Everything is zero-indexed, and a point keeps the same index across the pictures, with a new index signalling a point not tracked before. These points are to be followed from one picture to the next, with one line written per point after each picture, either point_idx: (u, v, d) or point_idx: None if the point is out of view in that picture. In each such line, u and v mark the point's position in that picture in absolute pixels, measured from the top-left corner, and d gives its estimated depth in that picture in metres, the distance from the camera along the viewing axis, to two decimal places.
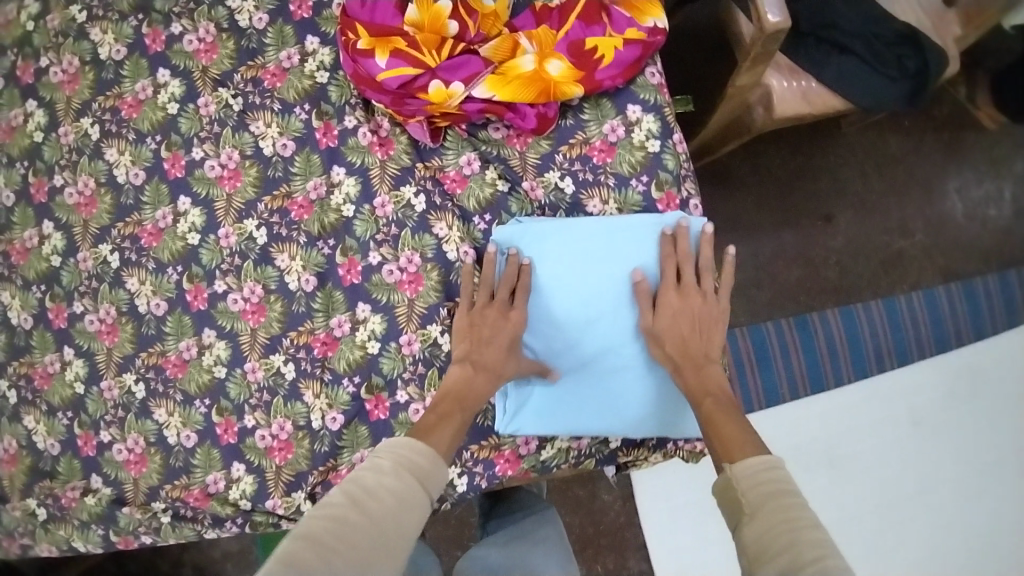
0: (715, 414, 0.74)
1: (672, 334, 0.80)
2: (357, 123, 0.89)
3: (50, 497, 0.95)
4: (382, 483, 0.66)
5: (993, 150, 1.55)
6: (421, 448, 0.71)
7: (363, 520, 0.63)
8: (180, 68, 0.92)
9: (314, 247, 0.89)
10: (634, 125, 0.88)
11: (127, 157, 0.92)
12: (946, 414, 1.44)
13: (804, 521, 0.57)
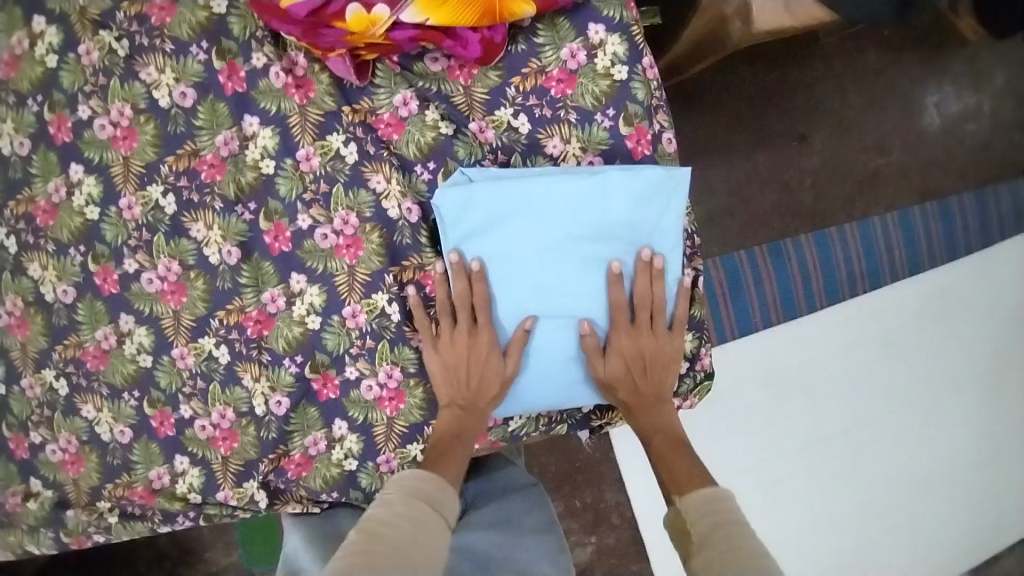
0: (663, 448, 0.76)
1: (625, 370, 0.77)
2: (265, 61, 0.76)
3: None
4: (398, 514, 0.65)
5: (975, 61, 1.45)
6: (433, 481, 0.70)
7: (398, 551, 0.60)
8: (55, 12, 0.79)
9: (233, 214, 0.77)
10: (597, 49, 0.78)
11: (9, 124, 0.80)
12: (941, 332, 1.32)
13: (750, 548, 0.58)
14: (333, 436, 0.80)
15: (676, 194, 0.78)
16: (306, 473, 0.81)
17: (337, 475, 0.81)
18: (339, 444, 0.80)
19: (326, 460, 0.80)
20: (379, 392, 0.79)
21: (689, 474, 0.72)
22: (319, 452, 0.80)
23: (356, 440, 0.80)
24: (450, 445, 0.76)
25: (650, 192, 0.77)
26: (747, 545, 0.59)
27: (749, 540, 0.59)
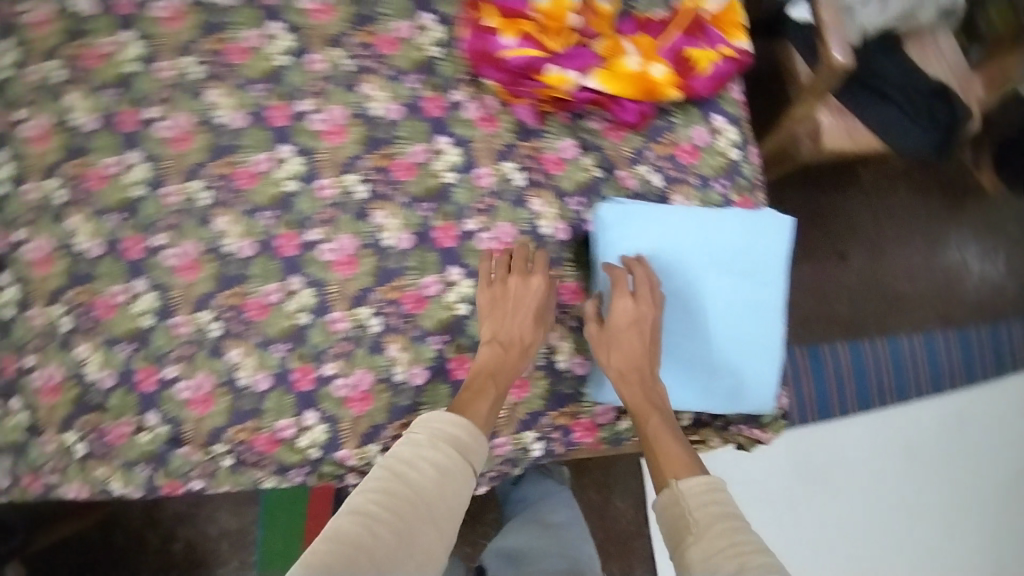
0: (654, 431, 0.78)
1: (622, 347, 0.81)
2: (465, 98, 0.93)
3: (94, 431, 0.94)
4: (417, 461, 0.75)
5: (993, 214, 1.68)
6: (451, 420, 0.78)
7: (412, 494, 0.72)
8: (294, 24, 0.95)
9: (413, 209, 0.92)
10: (717, 133, 0.95)
11: (231, 101, 0.94)
12: (955, 450, 1.48)
13: (749, 546, 0.63)
14: None
15: (782, 234, 0.85)
16: None
17: None
18: None
19: None
20: None
21: (676, 458, 0.74)
22: None
23: None
24: (483, 381, 0.84)
25: (763, 233, 0.85)
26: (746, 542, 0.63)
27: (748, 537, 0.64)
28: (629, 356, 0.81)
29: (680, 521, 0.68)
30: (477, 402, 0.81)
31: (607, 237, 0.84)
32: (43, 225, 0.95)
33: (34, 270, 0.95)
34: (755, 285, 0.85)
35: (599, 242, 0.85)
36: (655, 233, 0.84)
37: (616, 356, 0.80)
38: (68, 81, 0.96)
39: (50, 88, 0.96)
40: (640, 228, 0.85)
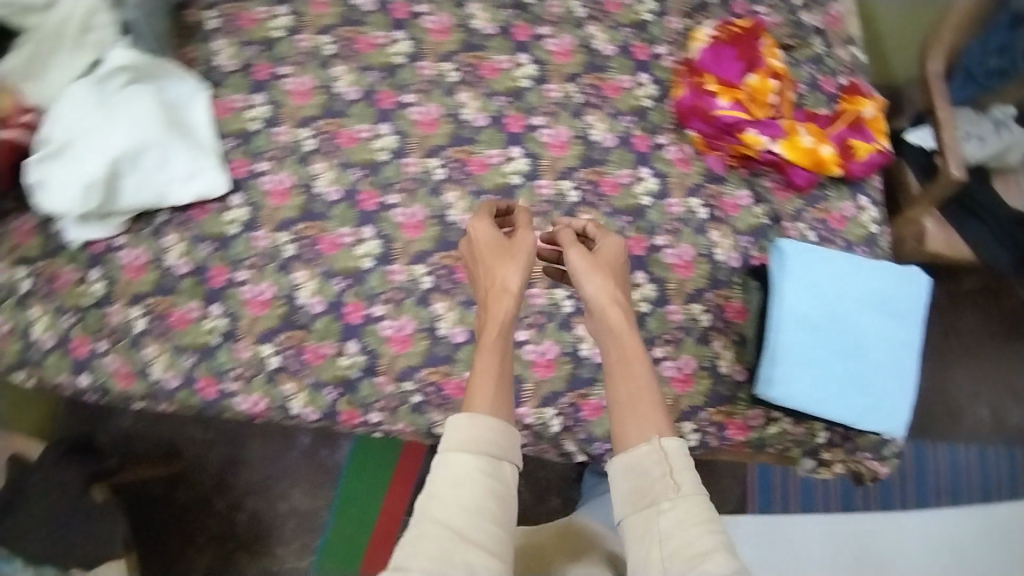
0: (633, 365, 0.79)
1: (594, 278, 0.84)
2: (668, 142, 1.13)
3: (293, 349, 1.02)
4: (445, 490, 0.67)
5: None
6: (473, 415, 0.71)
7: (447, 525, 0.65)
8: (539, 58, 1.16)
9: (614, 219, 1.09)
10: (862, 210, 1.15)
11: (477, 104, 1.13)
12: None
13: (714, 530, 0.67)
14: None
15: (922, 288, 1.05)
16: (595, 418, 1.02)
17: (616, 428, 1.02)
18: None
19: None
20: (674, 371, 1.04)
21: (648, 397, 0.77)
22: None
23: None
24: (488, 352, 0.77)
25: (910, 284, 1.04)
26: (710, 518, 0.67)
27: (706, 510, 0.68)
28: (605, 292, 0.84)
29: (650, 486, 0.70)
30: (481, 396, 0.73)
31: (791, 262, 1.02)
32: (289, 165, 1.08)
33: (271, 201, 1.07)
34: (899, 325, 1.04)
35: (784, 264, 1.02)
36: (830, 271, 1.03)
37: (599, 293, 0.84)
38: (339, 59, 1.13)
39: (323, 61, 1.13)
40: (818, 264, 1.03)
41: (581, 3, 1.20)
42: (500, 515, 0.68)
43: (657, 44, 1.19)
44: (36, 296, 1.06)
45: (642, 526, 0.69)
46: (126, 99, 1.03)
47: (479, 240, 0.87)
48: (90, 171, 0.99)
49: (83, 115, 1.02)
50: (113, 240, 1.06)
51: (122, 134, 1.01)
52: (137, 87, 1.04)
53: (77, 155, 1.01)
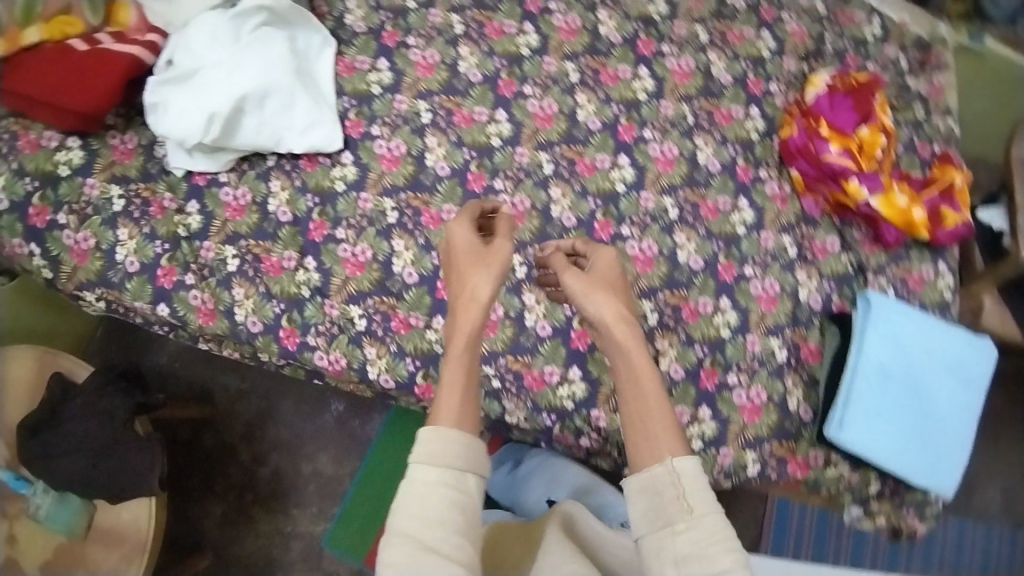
0: (644, 388, 0.78)
1: (594, 300, 0.83)
2: (769, 177, 1.17)
3: (382, 314, 1.02)
4: (409, 504, 0.70)
5: None
6: (437, 430, 0.72)
7: (409, 535, 0.68)
8: (658, 74, 1.18)
9: (709, 242, 1.11)
10: (938, 275, 1.18)
11: (593, 108, 1.14)
12: None
13: (731, 549, 0.68)
14: (696, 415, 1.04)
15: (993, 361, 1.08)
16: None
17: None
18: (697, 423, 1.04)
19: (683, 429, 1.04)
20: (744, 400, 1.06)
21: (665, 422, 0.76)
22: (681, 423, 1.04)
23: (711, 426, 1.04)
24: (453, 369, 0.77)
25: (984, 355, 1.07)
26: (725, 536, 0.68)
27: (723, 530, 0.69)
28: (606, 308, 0.82)
29: (664, 507, 0.71)
30: (442, 409, 0.75)
31: (878, 316, 1.05)
32: (403, 133, 1.09)
33: (381, 166, 1.07)
34: (966, 392, 1.07)
35: (870, 317, 1.05)
36: (911, 329, 1.06)
37: (604, 311, 0.82)
38: (466, 39, 1.15)
39: (450, 38, 1.14)
40: (901, 320, 1.06)
41: (705, 29, 1.23)
42: (461, 522, 0.70)
43: (771, 81, 1.22)
44: (128, 218, 1.04)
45: (658, 547, 0.70)
46: (260, 40, 1.04)
47: (457, 245, 0.87)
48: (214, 103, 0.99)
49: (216, 48, 1.03)
50: (217, 176, 1.06)
51: (252, 72, 1.02)
52: (273, 31, 1.05)
53: (203, 84, 1.01)
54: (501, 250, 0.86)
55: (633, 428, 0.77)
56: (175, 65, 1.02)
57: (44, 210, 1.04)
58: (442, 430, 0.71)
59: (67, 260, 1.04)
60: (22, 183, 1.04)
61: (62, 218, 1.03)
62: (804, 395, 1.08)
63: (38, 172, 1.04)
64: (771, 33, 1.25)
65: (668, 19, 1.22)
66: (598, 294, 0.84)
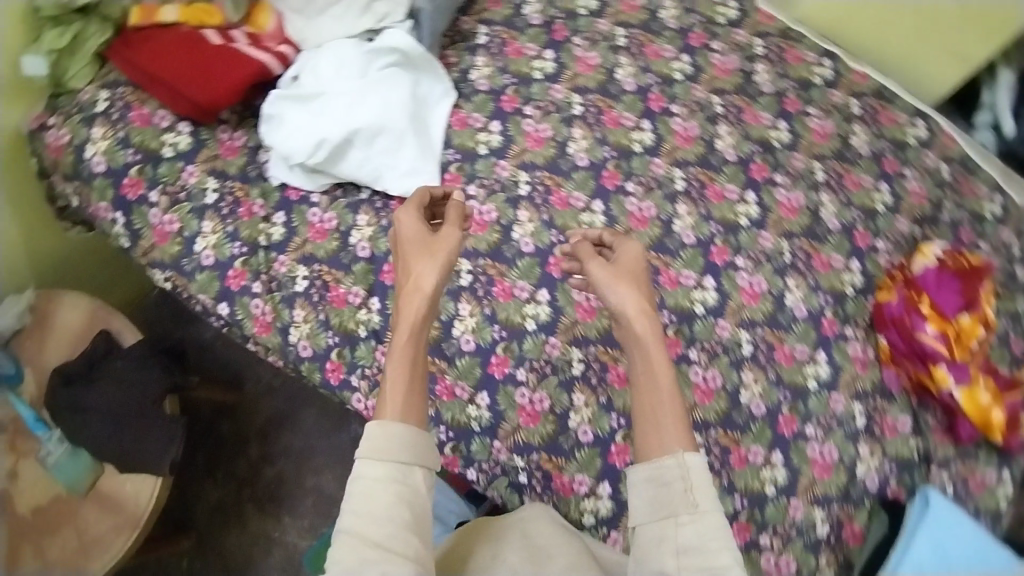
0: (656, 386, 0.83)
1: (617, 291, 0.88)
2: (854, 336, 1.11)
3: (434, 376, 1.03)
4: (356, 501, 0.73)
5: None
6: (382, 425, 0.76)
7: (359, 533, 0.72)
8: (765, 202, 1.14)
9: (776, 389, 1.07)
10: (1000, 483, 1.09)
11: (690, 221, 1.11)
12: None
13: (724, 550, 0.74)
14: None
15: None
16: None
17: None
18: None
19: None
20: (772, 564, 1.02)
21: (677, 423, 0.81)
22: None
23: None
24: (398, 362, 0.80)
25: None
26: (719, 537, 0.74)
27: (717, 529, 0.75)
28: (626, 300, 0.88)
29: (670, 499, 0.76)
30: (387, 404, 0.78)
31: (934, 518, 1.00)
32: (496, 199, 1.09)
33: (468, 227, 1.08)
34: None
35: (925, 516, 1.01)
36: (966, 547, 0.99)
37: (625, 301, 0.88)
38: (581, 122, 1.14)
39: (566, 118, 1.14)
40: (954, 533, 1.00)
41: (822, 168, 1.18)
42: (410, 517, 0.73)
43: (878, 237, 1.16)
44: (215, 213, 1.05)
45: (659, 533, 0.77)
46: (386, 81, 1.05)
47: (403, 233, 0.90)
48: (327, 133, 1.01)
49: (343, 78, 1.04)
50: (309, 195, 1.07)
51: (370, 111, 1.02)
52: (400, 73, 1.06)
53: (321, 110, 1.02)
54: (446, 243, 0.89)
55: (645, 414, 0.82)
56: (300, 84, 1.04)
57: (138, 184, 1.05)
58: (387, 423, 0.75)
59: (147, 236, 1.05)
60: (124, 153, 1.05)
61: (154, 197, 1.05)
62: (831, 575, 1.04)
63: (142, 146, 1.05)
64: (888, 188, 1.19)
65: (788, 149, 1.17)
66: (630, 283, 0.89)
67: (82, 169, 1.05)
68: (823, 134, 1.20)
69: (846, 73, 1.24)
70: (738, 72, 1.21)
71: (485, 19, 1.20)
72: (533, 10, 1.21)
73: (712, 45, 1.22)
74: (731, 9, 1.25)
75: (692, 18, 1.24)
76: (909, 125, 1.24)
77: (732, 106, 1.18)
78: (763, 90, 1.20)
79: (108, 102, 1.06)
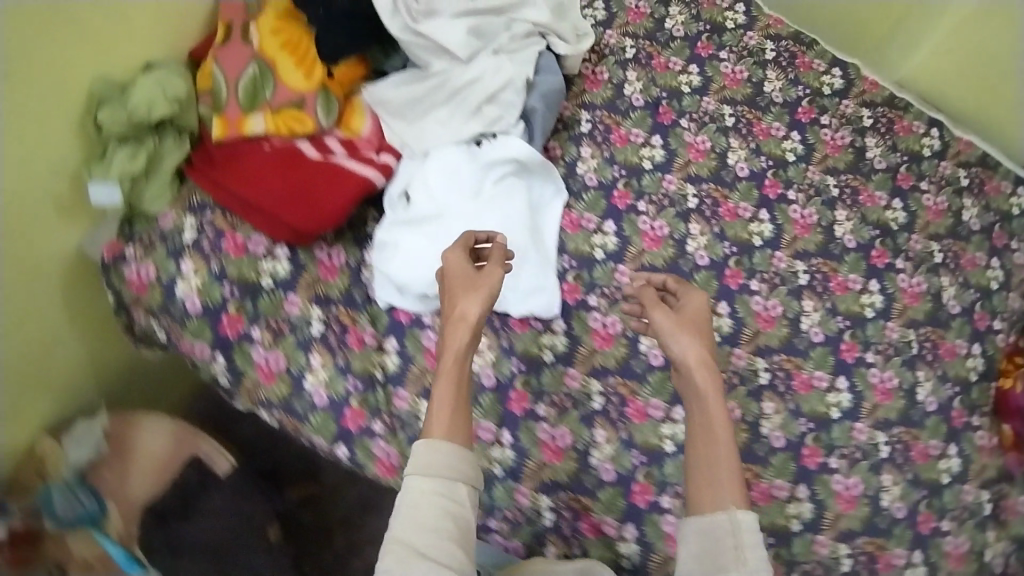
0: (714, 437, 0.81)
1: (679, 341, 0.87)
2: (980, 426, 1.08)
3: (572, 511, 0.94)
4: (403, 512, 0.68)
5: None
6: (431, 443, 0.71)
7: (405, 544, 0.66)
8: (888, 290, 1.10)
9: (913, 488, 1.03)
10: None
11: (818, 317, 1.07)
12: None
13: None
14: None
15: None
16: None
17: None
18: None
19: None
20: None
21: (731, 476, 0.78)
22: None
23: None
24: (446, 384, 0.76)
25: None
26: None
27: None
28: (692, 351, 0.86)
29: (716, 554, 0.72)
30: (432, 419, 0.73)
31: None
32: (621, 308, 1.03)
33: (593, 342, 1.01)
34: None
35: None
36: None
37: (688, 352, 0.86)
38: (697, 216, 1.08)
39: (682, 212, 1.08)
40: None
41: (940, 248, 1.14)
42: (457, 533, 0.68)
43: (995, 317, 1.13)
44: (324, 346, 0.96)
45: None
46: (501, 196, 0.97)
47: (449, 270, 0.84)
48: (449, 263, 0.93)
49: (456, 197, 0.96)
50: (421, 317, 0.99)
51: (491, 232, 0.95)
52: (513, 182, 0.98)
53: (441, 235, 0.94)
54: (492, 268, 0.83)
55: (708, 463, 0.80)
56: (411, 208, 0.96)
57: (237, 319, 0.94)
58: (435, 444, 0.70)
59: (250, 375, 0.95)
60: (220, 287, 0.94)
61: (257, 333, 0.95)
62: None
63: (239, 278, 0.95)
64: (1000, 264, 1.16)
65: (906, 231, 1.13)
66: (692, 325, 0.89)
67: (174, 308, 0.94)
68: (937, 211, 1.16)
69: (952, 142, 1.20)
70: (848, 148, 1.16)
71: (586, 103, 1.12)
72: (634, 91, 1.14)
73: (820, 120, 1.17)
74: (835, 78, 1.20)
75: (798, 89, 1.18)
76: (1013, 195, 1.19)
77: (847, 186, 1.13)
78: (876, 166, 1.16)
79: (196, 230, 0.96)
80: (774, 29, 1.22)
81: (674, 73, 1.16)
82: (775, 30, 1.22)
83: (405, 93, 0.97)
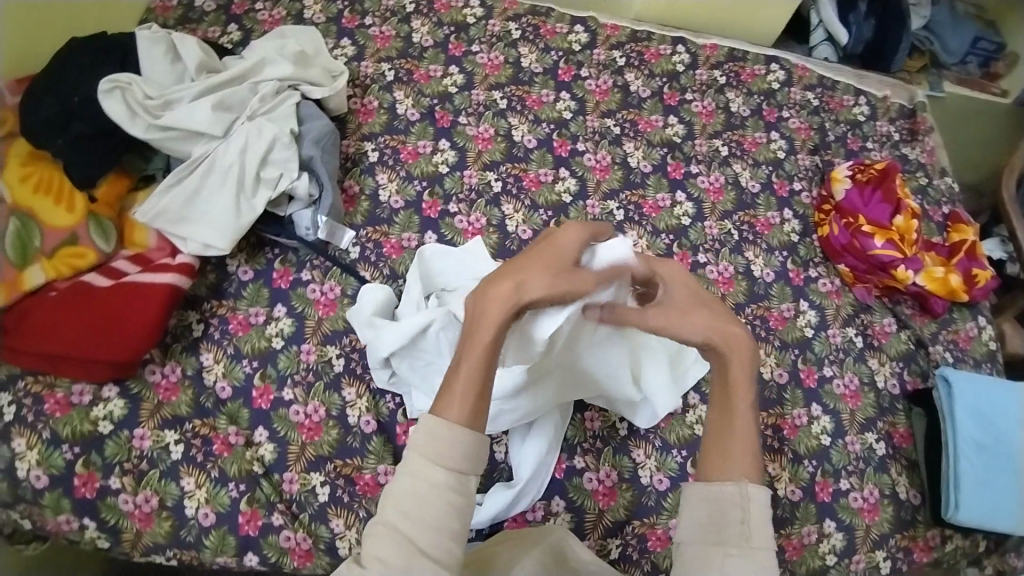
0: (732, 421, 0.72)
1: (690, 322, 0.75)
2: (819, 275, 1.20)
3: None
4: (407, 495, 0.61)
5: None
6: (444, 427, 0.63)
7: (411, 538, 0.60)
8: (695, 196, 1.20)
9: (786, 352, 1.13)
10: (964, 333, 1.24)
11: (645, 242, 1.14)
12: None
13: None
14: (823, 530, 1.05)
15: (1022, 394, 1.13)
16: (797, 557, 1.03)
17: (818, 565, 1.04)
18: (827, 538, 1.05)
19: (815, 549, 1.04)
20: (861, 502, 1.08)
21: (746, 456, 0.70)
22: (811, 542, 1.04)
23: (840, 537, 1.05)
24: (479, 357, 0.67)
25: (1013, 392, 1.13)
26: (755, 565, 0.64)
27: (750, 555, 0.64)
28: (709, 330, 0.74)
29: (720, 524, 0.66)
30: (453, 399, 0.65)
31: (962, 392, 1.10)
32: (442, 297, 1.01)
33: None
34: None
35: (954, 393, 1.11)
36: (988, 392, 1.12)
37: (706, 327, 0.75)
38: (507, 197, 1.13)
39: (491, 198, 1.12)
40: (977, 387, 1.12)
41: (722, 143, 1.26)
42: (459, 534, 0.62)
43: (794, 180, 1.26)
44: (191, 465, 0.91)
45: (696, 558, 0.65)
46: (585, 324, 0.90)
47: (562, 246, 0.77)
48: (523, 485, 0.94)
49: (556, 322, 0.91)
50: (281, 393, 0.97)
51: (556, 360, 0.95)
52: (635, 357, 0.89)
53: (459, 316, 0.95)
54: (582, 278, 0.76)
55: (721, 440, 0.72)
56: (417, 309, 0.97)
57: (90, 477, 0.88)
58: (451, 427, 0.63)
59: (128, 527, 0.88)
60: (61, 452, 0.88)
61: (115, 482, 0.88)
62: (913, 479, 1.13)
63: (75, 436, 0.89)
64: (779, 134, 1.29)
65: (689, 139, 1.25)
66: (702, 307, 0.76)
67: (24, 490, 0.87)
68: (708, 113, 1.28)
69: (699, 51, 1.34)
70: (613, 89, 1.26)
71: (367, 134, 1.14)
72: (407, 108, 1.17)
73: (582, 74, 1.26)
74: (580, 34, 1.30)
75: (552, 56, 1.27)
76: (768, 74, 1.35)
77: (625, 121, 1.23)
78: (643, 96, 1.27)
79: (14, 405, 0.89)
80: (512, 11, 1.30)
81: (437, 80, 1.20)
82: (513, 11, 1.31)
83: (177, 194, 0.95)
